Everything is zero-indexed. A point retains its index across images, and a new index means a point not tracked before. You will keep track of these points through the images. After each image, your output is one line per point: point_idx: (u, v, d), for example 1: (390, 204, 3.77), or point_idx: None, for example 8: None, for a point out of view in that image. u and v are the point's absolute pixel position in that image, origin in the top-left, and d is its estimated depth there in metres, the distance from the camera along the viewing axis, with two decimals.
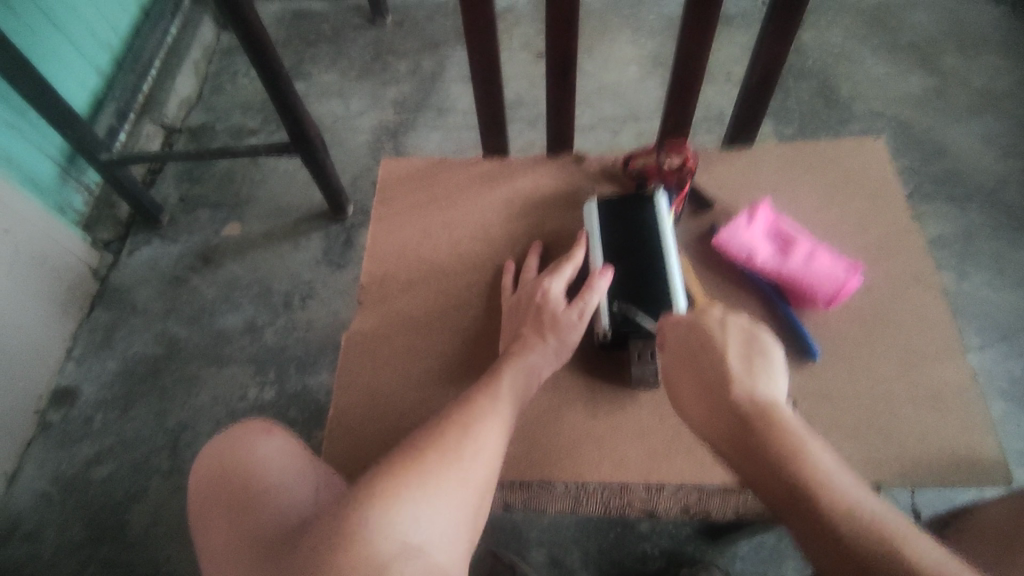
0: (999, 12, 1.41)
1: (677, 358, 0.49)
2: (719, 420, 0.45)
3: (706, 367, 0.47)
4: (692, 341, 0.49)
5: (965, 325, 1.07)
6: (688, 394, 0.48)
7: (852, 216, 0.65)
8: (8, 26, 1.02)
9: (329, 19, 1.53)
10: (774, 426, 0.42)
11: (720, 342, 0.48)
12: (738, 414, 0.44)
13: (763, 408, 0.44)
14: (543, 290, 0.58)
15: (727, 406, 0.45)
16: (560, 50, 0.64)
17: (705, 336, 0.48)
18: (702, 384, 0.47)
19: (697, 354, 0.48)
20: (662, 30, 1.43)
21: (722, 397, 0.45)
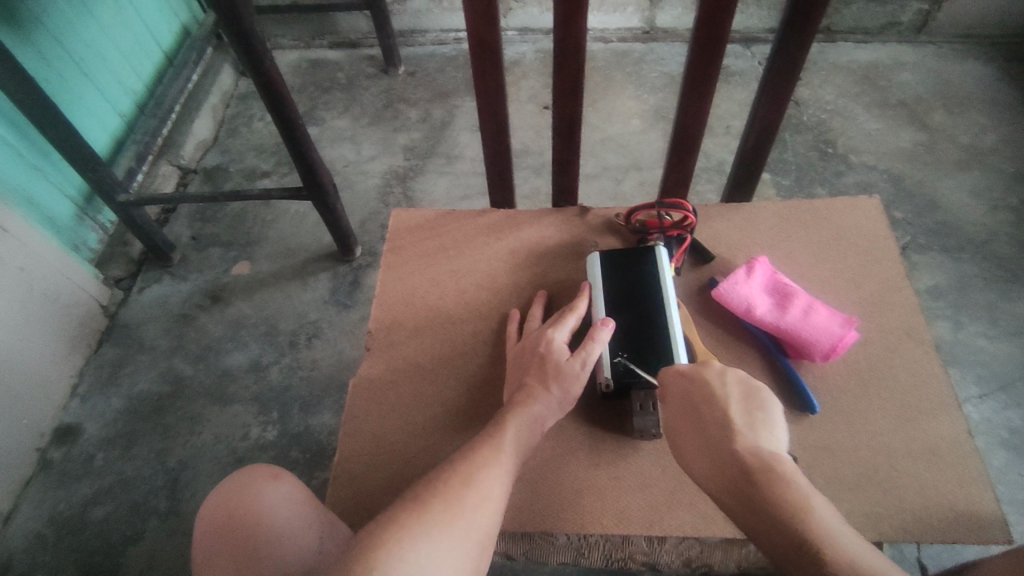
0: (986, 72, 1.47)
1: (681, 409, 0.50)
2: (723, 472, 0.45)
3: (709, 418, 0.48)
4: (695, 393, 0.50)
5: (963, 376, 1.08)
6: (692, 445, 0.48)
7: (847, 271, 0.67)
8: (37, 73, 1.08)
9: (343, 68, 1.59)
10: (773, 477, 0.43)
11: (722, 394, 0.49)
12: (741, 465, 0.45)
13: (765, 460, 0.44)
14: (546, 339, 0.60)
15: (730, 457, 0.45)
16: (568, 112, 0.67)
17: (708, 388, 0.49)
18: (706, 435, 0.47)
19: (700, 406, 0.49)
20: (663, 85, 1.49)
21: (724, 449, 0.46)
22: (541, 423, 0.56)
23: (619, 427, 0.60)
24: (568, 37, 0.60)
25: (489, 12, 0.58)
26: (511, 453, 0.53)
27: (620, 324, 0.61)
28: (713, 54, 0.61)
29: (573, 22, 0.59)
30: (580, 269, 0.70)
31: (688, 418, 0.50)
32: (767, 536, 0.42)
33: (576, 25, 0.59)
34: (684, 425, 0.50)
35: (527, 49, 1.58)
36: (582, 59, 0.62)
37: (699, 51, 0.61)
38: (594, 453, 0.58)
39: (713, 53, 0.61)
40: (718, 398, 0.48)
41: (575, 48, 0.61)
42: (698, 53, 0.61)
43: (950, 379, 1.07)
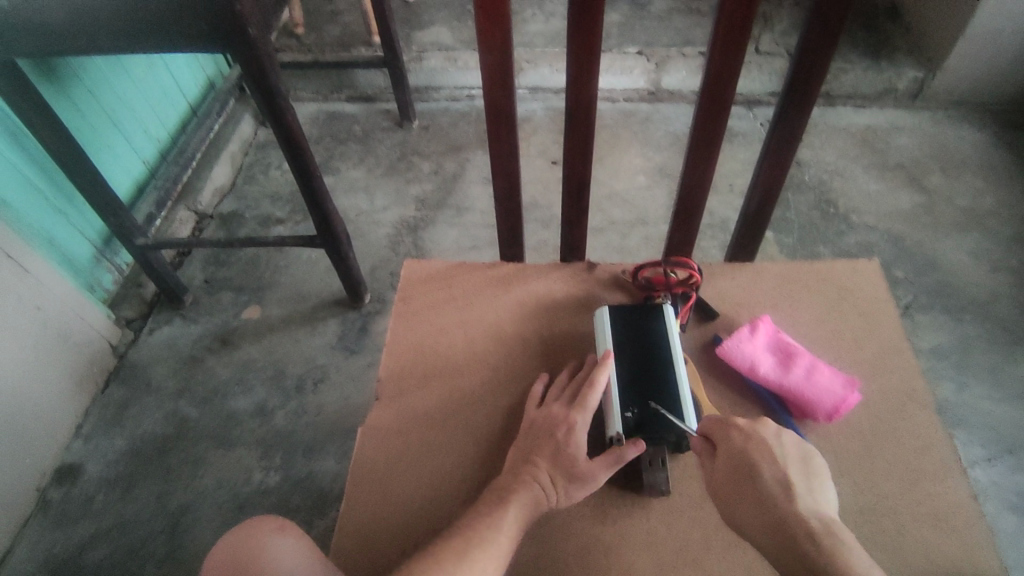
0: (981, 138, 1.52)
1: (731, 463, 0.51)
2: (782, 533, 0.47)
3: (766, 477, 0.49)
4: (749, 450, 0.51)
5: (968, 437, 1.07)
6: (744, 501, 0.49)
7: (849, 332, 0.68)
8: (72, 122, 1.14)
9: (360, 121, 1.66)
10: (836, 545, 0.45)
11: (778, 453, 0.51)
12: (804, 527, 0.47)
13: (827, 527, 0.47)
14: (567, 423, 0.59)
15: (789, 518, 0.47)
16: (577, 173, 0.70)
17: (766, 447, 0.51)
18: (763, 493, 0.49)
19: (755, 463, 0.50)
20: (668, 144, 1.54)
21: (784, 509, 0.48)
22: (551, 490, 0.56)
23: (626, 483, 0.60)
24: (577, 106, 0.64)
25: (504, 81, 0.62)
26: (517, 527, 0.54)
27: (628, 376, 0.62)
28: (717, 120, 0.64)
29: (584, 88, 0.62)
30: (588, 325, 0.71)
31: (740, 473, 0.50)
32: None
33: (587, 91, 0.62)
34: (736, 479, 0.51)
35: (537, 106, 1.64)
36: (592, 123, 0.65)
37: (704, 116, 0.64)
38: (601, 509, 0.58)
39: (717, 118, 0.64)
40: (778, 458, 0.50)
41: (586, 112, 0.64)
42: (703, 119, 0.64)
43: (956, 441, 1.07)
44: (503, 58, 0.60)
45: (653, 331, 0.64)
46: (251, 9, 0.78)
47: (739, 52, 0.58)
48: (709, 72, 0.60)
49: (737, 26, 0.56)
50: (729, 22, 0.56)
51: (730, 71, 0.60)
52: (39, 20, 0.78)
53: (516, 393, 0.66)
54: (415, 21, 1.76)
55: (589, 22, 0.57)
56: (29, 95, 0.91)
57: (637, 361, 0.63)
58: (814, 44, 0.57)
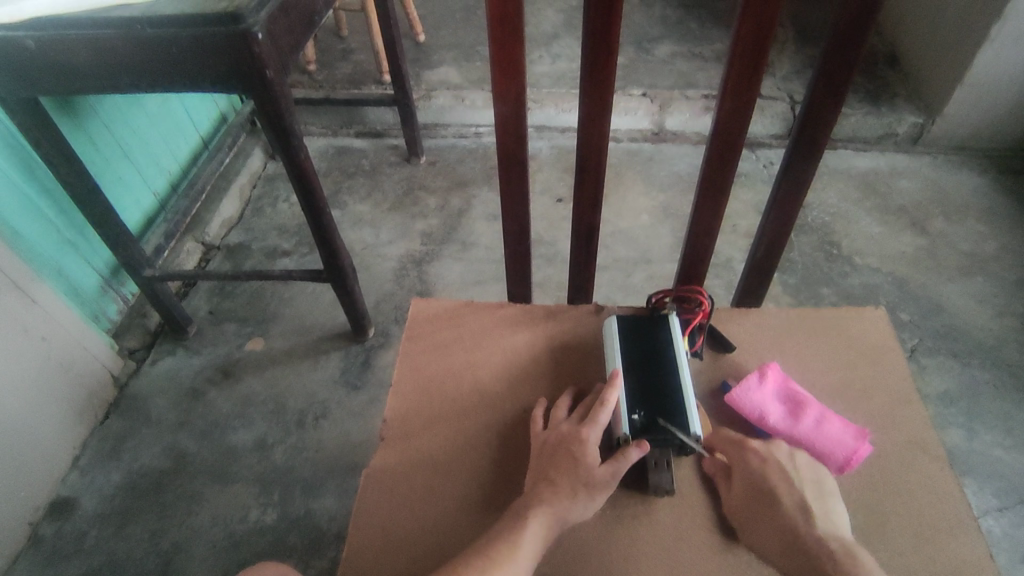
0: (981, 182, 1.54)
1: (750, 486, 0.58)
2: (799, 544, 0.54)
3: (784, 498, 0.56)
4: (767, 473, 0.57)
5: (978, 485, 1.06)
6: (764, 521, 0.56)
7: (858, 380, 0.68)
8: (84, 154, 1.15)
9: (368, 156, 1.68)
10: (846, 552, 0.52)
11: (793, 475, 0.57)
12: (822, 544, 0.53)
13: (839, 539, 0.53)
14: (579, 438, 0.59)
15: (808, 536, 0.54)
16: (585, 216, 0.71)
17: (783, 470, 0.57)
18: (781, 512, 0.55)
19: (773, 485, 0.57)
20: (671, 184, 1.56)
21: (802, 527, 0.54)
22: (564, 522, 0.55)
23: (631, 527, 0.59)
24: (588, 153, 0.65)
25: (517, 128, 0.63)
26: (530, 549, 0.53)
27: (634, 382, 0.65)
28: (725, 168, 0.65)
29: (595, 136, 0.63)
30: (595, 367, 0.71)
31: (760, 495, 0.57)
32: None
33: (598, 140, 0.64)
34: (755, 501, 0.57)
35: (543, 145, 1.66)
36: (602, 168, 0.66)
37: (713, 165, 0.65)
38: (606, 553, 0.57)
39: (726, 167, 0.65)
40: (794, 481, 0.57)
41: (596, 159, 0.65)
42: (711, 168, 0.65)
43: (966, 489, 1.05)
44: (516, 107, 0.61)
45: (659, 339, 0.67)
46: (269, 52, 0.80)
47: (748, 105, 0.59)
48: (717, 123, 0.61)
49: (746, 82, 0.57)
50: (738, 77, 0.57)
51: (739, 123, 0.61)
52: (62, 59, 0.80)
53: (522, 434, 0.66)
54: (424, 60, 1.80)
55: (602, 74, 0.58)
56: (47, 129, 0.92)
57: (644, 369, 0.65)
58: (821, 99, 0.59)
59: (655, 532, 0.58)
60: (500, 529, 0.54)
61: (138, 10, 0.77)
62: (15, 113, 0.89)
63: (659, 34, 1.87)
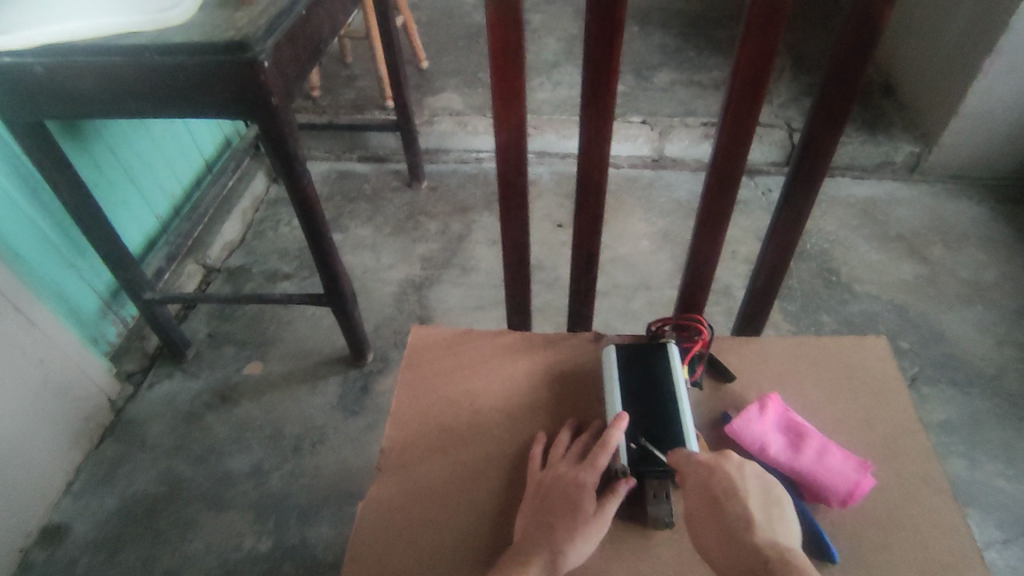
0: (979, 211, 1.55)
1: (699, 496, 0.55)
2: (741, 558, 0.50)
3: (728, 508, 0.53)
4: (714, 483, 0.55)
5: (983, 518, 1.04)
6: (710, 533, 0.53)
7: (859, 411, 0.67)
8: (89, 177, 1.16)
9: (370, 180, 1.69)
10: (787, 564, 0.48)
11: (740, 485, 0.54)
12: (760, 555, 0.49)
13: (781, 552, 0.49)
14: (576, 481, 0.58)
15: (748, 549, 0.50)
16: (586, 244, 0.72)
17: (728, 480, 0.54)
18: (725, 522, 0.52)
19: (719, 494, 0.54)
20: (671, 211, 1.57)
21: (745, 539, 0.51)
22: (563, 560, 0.54)
23: (631, 561, 0.58)
24: (589, 181, 0.65)
25: (518, 156, 0.64)
26: None
27: (634, 414, 0.64)
28: (725, 197, 0.66)
29: (596, 165, 0.64)
30: (595, 397, 0.71)
31: (707, 507, 0.54)
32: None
33: (598, 168, 0.64)
34: (703, 511, 0.54)
35: (544, 170, 1.68)
36: (602, 197, 0.67)
37: (713, 193, 0.66)
38: None
39: (725, 195, 0.65)
40: (739, 490, 0.54)
41: (597, 186, 0.66)
42: (711, 196, 0.66)
43: (970, 521, 1.04)
44: (517, 135, 0.62)
45: (659, 369, 0.67)
46: (274, 79, 0.81)
47: (747, 135, 0.60)
48: (717, 153, 0.62)
49: (745, 112, 0.58)
50: (737, 107, 0.58)
51: (738, 152, 0.61)
52: (71, 85, 0.81)
53: (521, 465, 0.65)
54: (427, 87, 1.83)
55: (603, 104, 0.59)
56: (52, 153, 0.93)
57: (644, 400, 0.65)
58: (820, 129, 0.59)
59: (656, 567, 0.57)
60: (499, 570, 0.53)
61: (146, 38, 0.79)
62: (21, 137, 0.90)
63: (658, 62, 1.90)
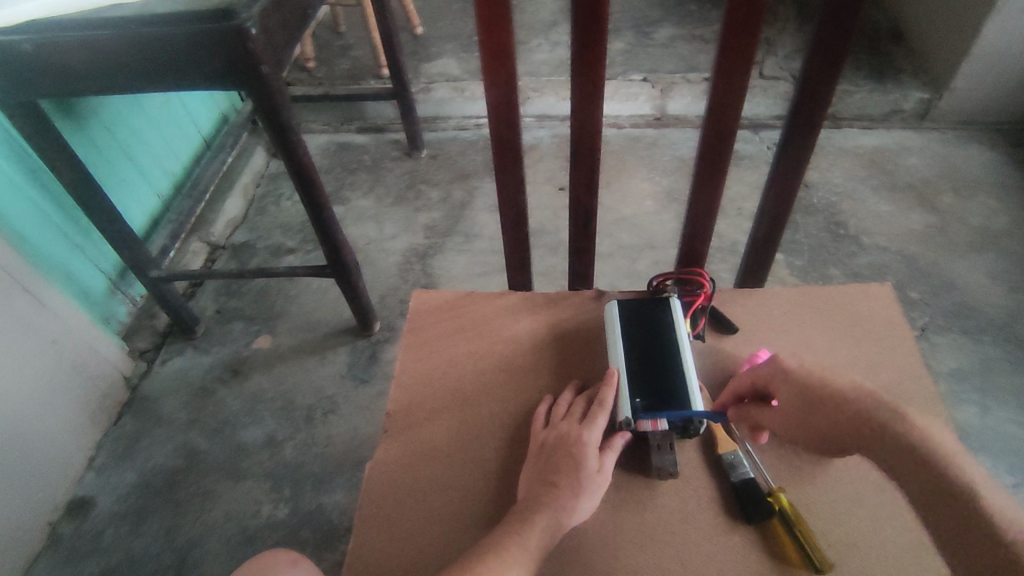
0: (991, 156, 1.51)
1: (799, 397, 0.56)
2: (836, 422, 0.54)
3: (840, 401, 0.53)
4: (809, 379, 0.55)
5: (992, 464, 1.04)
6: (823, 410, 0.54)
7: (863, 358, 0.67)
8: (87, 158, 1.16)
9: (369, 151, 1.68)
10: (855, 410, 0.52)
11: (828, 374, 0.55)
12: (845, 409, 0.53)
13: (862, 402, 0.52)
14: (580, 440, 0.59)
15: (831, 413, 0.54)
16: (584, 202, 0.71)
17: (809, 375, 0.56)
18: (852, 425, 0.52)
19: (814, 394, 0.55)
20: (675, 169, 1.54)
21: (827, 406, 0.54)
22: (569, 517, 0.55)
23: (637, 512, 0.58)
24: (584, 135, 0.64)
25: (509, 114, 0.62)
26: (538, 550, 0.53)
27: (635, 367, 0.64)
28: (722, 148, 0.64)
29: (589, 119, 0.62)
30: (597, 355, 0.71)
31: (809, 402, 0.55)
32: (969, 539, 0.44)
33: (591, 124, 0.63)
34: (814, 412, 0.55)
35: (544, 133, 1.66)
36: (598, 152, 0.65)
37: (709, 146, 0.64)
38: (613, 541, 0.57)
39: (721, 147, 0.64)
40: (829, 380, 0.54)
41: (590, 144, 0.65)
42: (707, 149, 0.64)
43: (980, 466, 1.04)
44: (508, 91, 0.60)
45: (661, 323, 0.67)
46: (264, 48, 0.80)
47: (742, 83, 0.58)
48: (712, 104, 0.60)
49: (738, 59, 0.56)
50: (730, 53, 0.56)
51: (734, 101, 0.59)
52: (60, 61, 0.81)
53: (526, 423, 0.66)
54: (423, 53, 1.80)
55: (593, 55, 0.57)
56: (48, 134, 0.93)
57: (645, 353, 0.65)
58: (818, 70, 0.57)
59: (662, 518, 0.58)
60: (506, 527, 0.54)
61: (130, 10, 0.77)
62: (15, 117, 0.90)
63: (658, 17, 1.85)
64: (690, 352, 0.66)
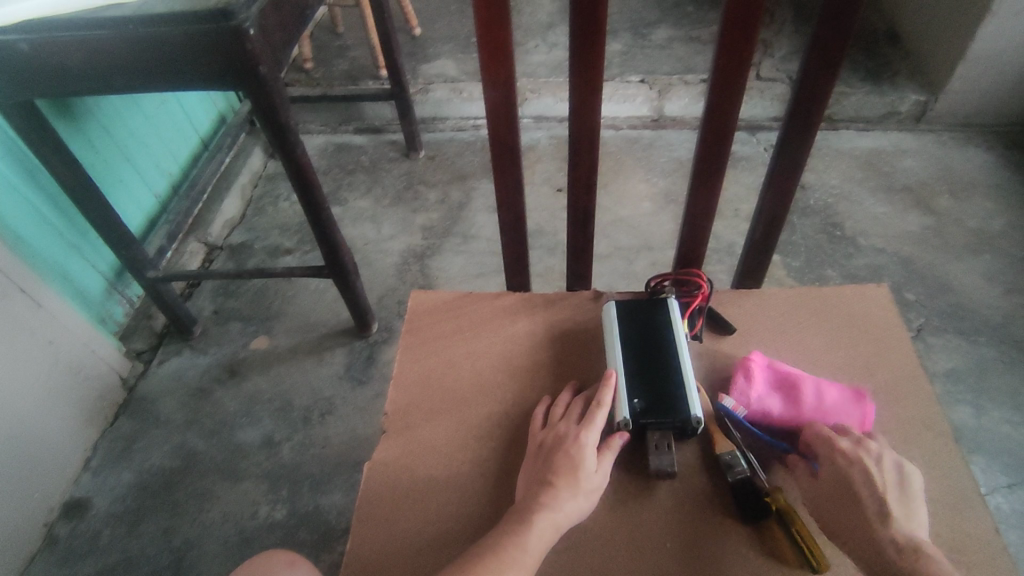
0: (986, 158, 1.52)
1: (835, 491, 0.55)
2: (853, 525, 0.53)
3: (869, 510, 0.53)
4: (853, 480, 0.54)
5: (987, 463, 1.04)
6: (846, 509, 0.54)
7: (859, 358, 0.68)
8: (85, 158, 1.16)
9: (367, 151, 1.68)
10: (879, 521, 0.52)
11: (878, 486, 0.54)
12: (876, 518, 0.52)
13: (889, 518, 0.52)
14: (578, 440, 0.59)
15: (855, 515, 0.53)
16: (582, 203, 0.71)
17: (874, 480, 0.54)
18: (864, 532, 0.52)
19: (857, 498, 0.54)
20: (672, 171, 1.55)
21: (855, 508, 0.53)
22: (568, 517, 0.55)
23: (635, 511, 0.59)
24: (582, 136, 0.64)
25: (508, 115, 0.63)
26: (537, 550, 0.53)
27: (634, 368, 0.64)
28: (720, 150, 0.64)
29: (588, 119, 0.62)
30: (595, 355, 0.71)
31: (841, 499, 0.54)
32: None
33: (590, 124, 0.63)
34: (839, 509, 0.54)
35: (542, 135, 1.66)
36: (596, 152, 0.65)
37: (707, 146, 0.64)
38: (611, 540, 0.57)
39: (720, 148, 0.64)
40: (878, 496, 0.53)
41: (589, 144, 0.65)
42: (705, 150, 0.65)
43: (976, 467, 1.04)
44: (507, 92, 0.61)
45: (659, 324, 0.67)
46: (262, 48, 0.80)
47: (740, 85, 0.58)
48: (710, 105, 0.60)
49: (736, 60, 0.56)
50: (729, 54, 0.56)
51: (731, 102, 0.60)
52: (58, 61, 0.80)
53: (524, 422, 0.66)
54: (421, 54, 1.80)
55: (591, 56, 0.57)
56: (46, 135, 0.93)
57: (643, 354, 0.65)
58: (815, 72, 0.58)
59: (660, 517, 0.58)
60: (505, 527, 0.54)
61: (128, 10, 0.77)
62: (12, 118, 0.90)
63: (656, 19, 1.85)
64: (688, 352, 0.66)
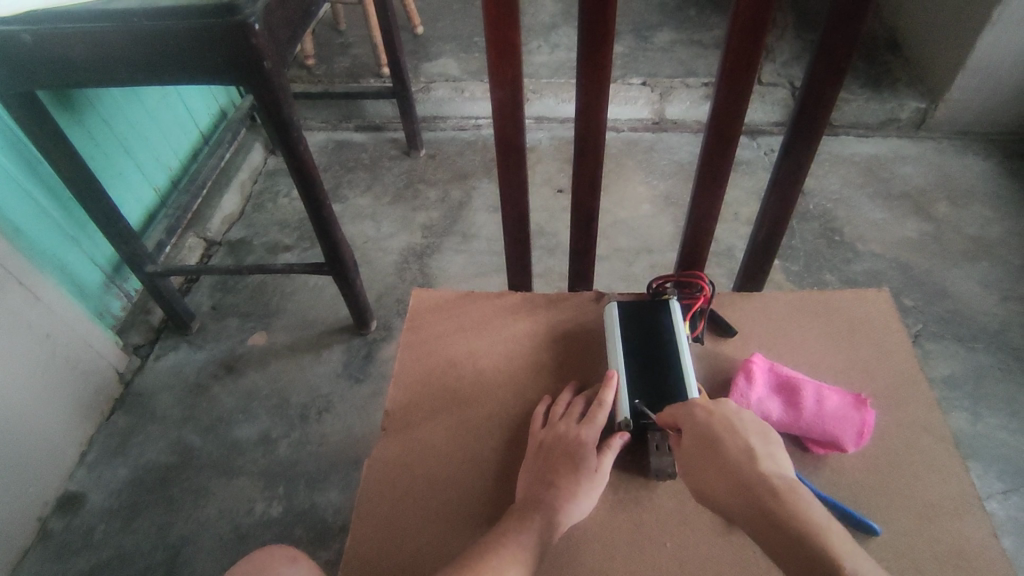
0: (984, 166, 1.53)
1: (700, 444, 0.51)
2: (723, 477, 0.49)
3: (733, 459, 0.49)
4: (714, 430, 0.51)
5: (982, 470, 1.05)
6: (710, 463, 0.50)
7: (861, 363, 0.68)
8: (84, 151, 1.15)
9: (368, 149, 1.68)
10: (748, 468, 0.48)
11: (741, 435, 0.51)
12: (741, 465, 0.48)
13: (756, 464, 0.48)
14: (578, 440, 0.59)
15: (723, 465, 0.49)
16: (586, 203, 0.71)
17: (735, 429, 0.51)
18: (732, 480, 0.48)
19: (721, 447, 0.50)
20: (673, 174, 1.55)
21: (721, 458, 0.50)
22: (567, 517, 0.55)
23: (635, 513, 0.59)
24: (587, 136, 0.64)
25: (514, 114, 0.63)
26: (535, 549, 0.53)
27: (634, 369, 0.64)
28: (725, 153, 0.64)
29: (593, 121, 0.63)
30: (597, 356, 0.71)
31: (707, 452, 0.51)
32: None
33: (596, 126, 0.63)
34: (705, 462, 0.50)
35: (543, 135, 1.66)
36: (601, 153, 0.65)
37: (711, 150, 0.64)
38: (610, 541, 0.57)
39: (724, 152, 0.64)
40: (740, 442, 0.50)
41: (594, 145, 0.65)
42: (710, 152, 0.65)
43: (972, 473, 1.05)
44: (513, 91, 0.61)
45: (660, 326, 0.67)
46: (266, 43, 0.80)
47: (746, 89, 0.58)
48: (715, 108, 0.61)
49: (742, 65, 0.56)
50: (735, 59, 0.56)
51: (737, 106, 0.60)
52: (60, 54, 0.80)
53: (524, 423, 0.66)
54: (422, 53, 1.80)
55: (598, 58, 0.57)
56: (46, 127, 0.92)
57: (644, 355, 0.65)
58: (822, 78, 0.58)
59: (658, 518, 0.58)
60: (503, 526, 0.54)
61: (133, 2, 0.77)
62: (13, 109, 0.89)
63: (658, 22, 1.86)
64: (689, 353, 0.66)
